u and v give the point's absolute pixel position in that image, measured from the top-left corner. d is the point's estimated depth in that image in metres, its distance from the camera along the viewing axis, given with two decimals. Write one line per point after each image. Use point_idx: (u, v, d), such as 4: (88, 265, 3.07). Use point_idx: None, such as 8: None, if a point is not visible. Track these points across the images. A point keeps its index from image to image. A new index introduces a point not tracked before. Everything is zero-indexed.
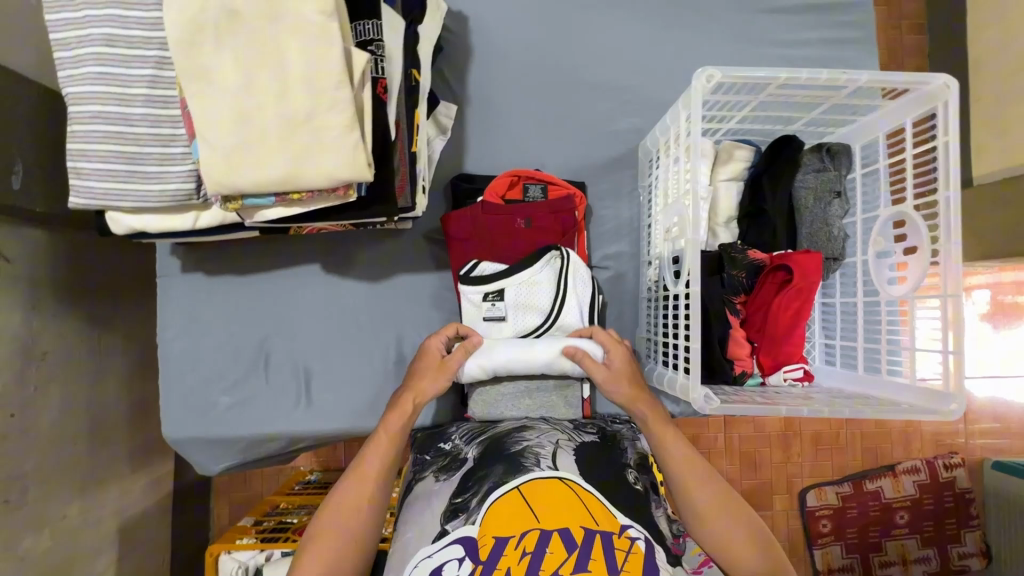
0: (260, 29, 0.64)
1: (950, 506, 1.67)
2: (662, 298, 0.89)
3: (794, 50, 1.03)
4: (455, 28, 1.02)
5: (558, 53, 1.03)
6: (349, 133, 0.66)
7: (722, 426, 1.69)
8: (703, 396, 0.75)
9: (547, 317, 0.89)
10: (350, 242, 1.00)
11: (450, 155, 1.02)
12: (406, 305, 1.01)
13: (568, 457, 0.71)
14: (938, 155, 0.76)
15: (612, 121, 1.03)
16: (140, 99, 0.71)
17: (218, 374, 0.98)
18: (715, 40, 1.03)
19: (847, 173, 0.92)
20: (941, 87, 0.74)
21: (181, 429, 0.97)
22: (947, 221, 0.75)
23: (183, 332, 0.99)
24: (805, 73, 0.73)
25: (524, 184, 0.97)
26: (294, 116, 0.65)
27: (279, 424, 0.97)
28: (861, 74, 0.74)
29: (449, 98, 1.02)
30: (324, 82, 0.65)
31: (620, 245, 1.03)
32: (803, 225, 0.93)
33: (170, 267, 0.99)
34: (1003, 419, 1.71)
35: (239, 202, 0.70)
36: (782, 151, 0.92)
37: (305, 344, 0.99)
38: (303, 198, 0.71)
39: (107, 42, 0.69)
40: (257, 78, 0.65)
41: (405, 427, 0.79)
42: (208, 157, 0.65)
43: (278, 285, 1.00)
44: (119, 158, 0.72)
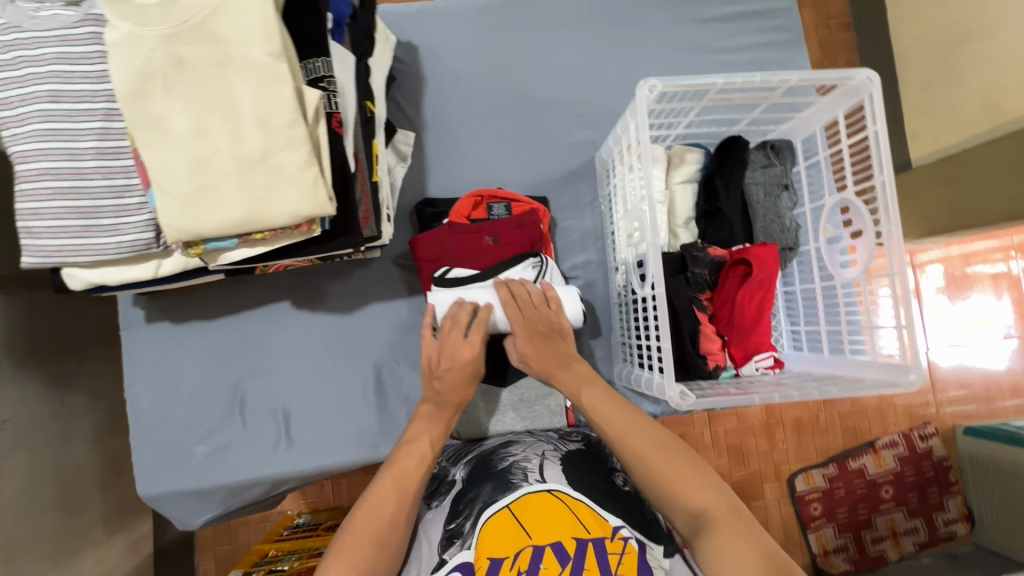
0: (209, 74, 0.65)
1: (930, 475, 1.74)
2: (631, 301, 0.92)
3: (731, 56, 1.09)
4: (406, 59, 1.04)
5: (508, 75, 1.06)
6: (307, 169, 0.67)
7: (707, 422, 1.72)
8: (679, 392, 0.76)
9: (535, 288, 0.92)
10: (319, 276, 1.00)
11: (413, 181, 1.03)
12: (382, 333, 1.00)
13: (555, 468, 0.72)
14: (870, 143, 0.81)
15: (567, 136, 1.06)
16: (91, 152, 0.70)
17: (192, 423, 0.96)
18: (657, 52, 1.08)
19: (792, 167, 0.97)
20: (864, 82, 0.80)
21: (157, 485, 0.93)
22: (885, 203, 0.80)
23: (152, 384, 0.96)
24: (740, 77, 0.78)
25: (487, 203, 0.98)
26: (250, 157, 0.66)
27: (259, 468, 0.95)
28: (791, 74, 0.78)
29: (407, 126, 1.04)
30: (278, 121, 0.65)
31: (587, 254, 1.05)
32: (758, 219, 0.96)
33: (134, 319, 0.97)
34: (969, 386, 1.79)
35: (201, 246, 0.70)
36: (730, 152, 0.96)
37: (281, 383, 0.98)
38: (266, 237, 0.70)
39: (52, 99, 0.69)
40: (211, 123, 0.65)
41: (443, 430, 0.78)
42: (166, 204, 0.65)
43: (248, 326, 0.98)
44: (72, 214, 0.70)
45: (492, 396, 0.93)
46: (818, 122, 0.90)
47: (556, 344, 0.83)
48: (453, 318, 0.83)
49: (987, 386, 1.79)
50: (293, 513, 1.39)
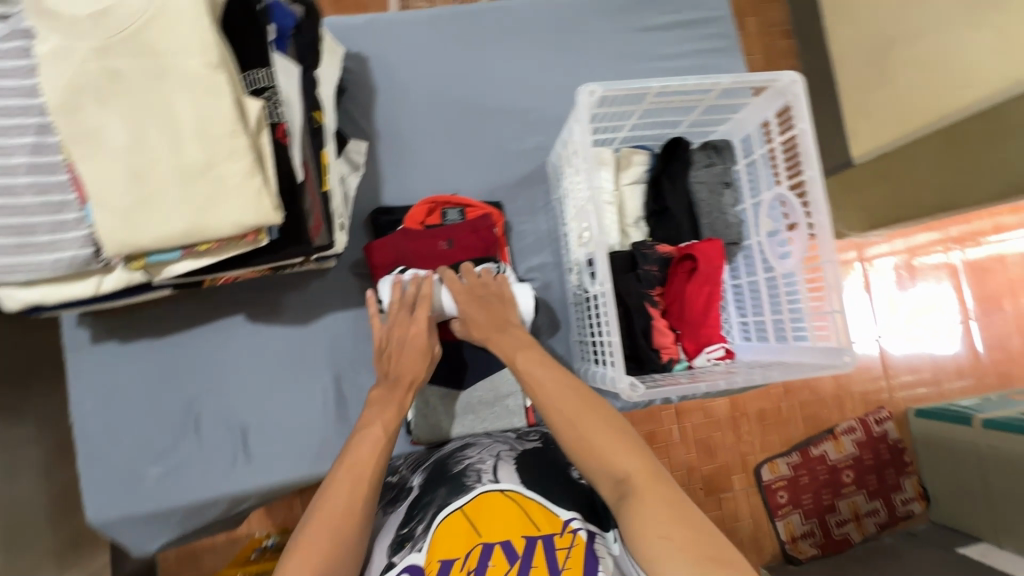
0: (145, 87, 0.64)
1: (887, 457, 1.82)
2: (585, 300, 0.94)
3: (673, 62, 1.14)
4: (356, 69, 1.05)
5: (458, 84, 1.08)
6: (250, 179, 0.66)
7: (675, 418, 1.76)
8: (629, 385, 0.78)
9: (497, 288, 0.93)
10: (274, 288, 0.99)
11: (367, 191, 1.04)
12: (340, 343, 1.00)
13: (509, 468, 0.72)
14: (799, 140, 0.86)
15: (518, 142, 1.09)
16: (24, 169, 0.68)
17: (144, 445, 0.93)
18: (602, 59, 1.12)
19: (732, 165, 1.02)
20: (790, 83, 0.85)
21: (108, 510, 0.90)
22: (815, 197, 0.85)
23: (100, 407, 0.93)
24: (674, 81, 0.81)
25: (441, 209, 1.00)
26: (191, 168, 0.65)
27: (217, 486, 0.93)
28: (722, 77, 0.83)
29: (359, 136, 1.04)
30: (218, 131, 0.65)
31: (543, 256, 1.07)
32: (703, 217, 1.00)
33: (79, 340, 0.94)
34: (917, 370, 1.88)
35: (143, 259, 0.69)
36: (674, 153, 1.00)
37: (237, 398, 0.96)
38: (210, 248, 0.70)
39: None
40: (148, 135, 0.64)
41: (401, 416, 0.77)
42: (104, 219, 0.64)
43: (201, 342, 0.96)
44: (5, 232, 0.68)
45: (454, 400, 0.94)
46: (753, 122, 0.95)
47: (496, 310, 0.84)
48: (400, 296, 0.84)
49: (934, 369, 1.89)
50: (261, 536, 1.36)
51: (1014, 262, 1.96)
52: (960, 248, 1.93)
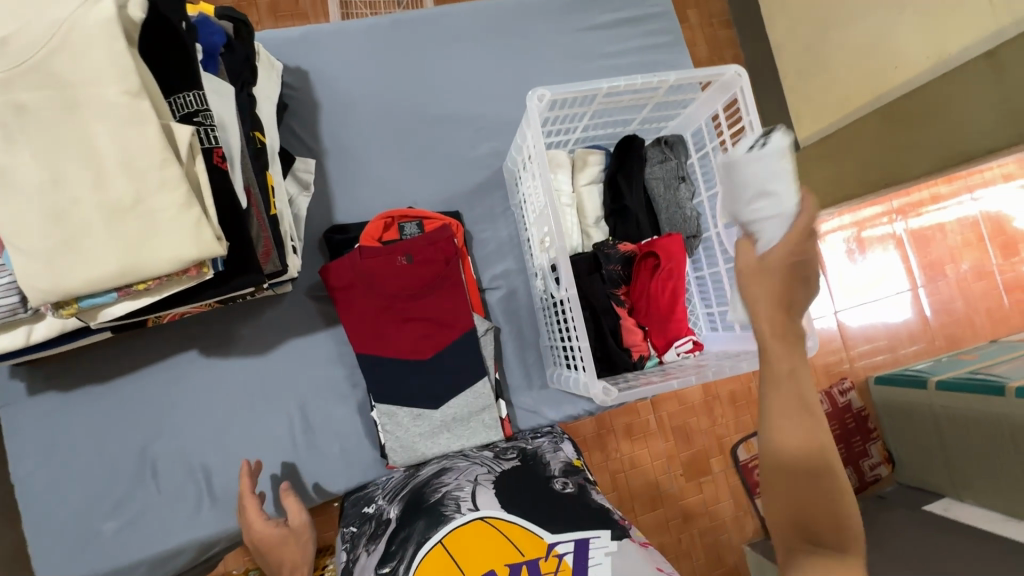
0: (61, 121, 0.59)
1: (853, 426, 1.90)
2: (552, 305, 0.93)
3: (621, 59, 1.14)
4: (297, 84, 1.01)
5: (405, 94, 1.05)
6: (187, 211, 0.62)
7: (651, 408, 1.78)
8: (602, 389, 0.78)
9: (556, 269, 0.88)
10: (227, 319, 0.94)
11: (319, 210, 1.00)
12: (303, 370, 0.96)
13: (488, 493, 0.71)
14: (747, 132, 0.88)
15: (471, 149, 1.07)
16: None
17: (96, 498, 0.87)
18: (550, 61, 1.11)
19: (686, 159, 1.03)
20: (734, 77, 0.86)
21: (62, 572, 0.84)
22: None
23: (42, 463, 0.86)
24: (622, 81, 0.81)
25: (398, 224, 0.97)
26: (121, 205, 0.61)
27: (182, 534, 0.87)
28: (669, 75, 0.83)
29: (306, 153, 1.00)
30: (148, 164, 0.61)
31: (506, 262, 1.06)
32: (661, 212, 1.01)
33: (14, 392, 0.87)
34: (873, 340, 1.96)
35: (74, 305, 0.64)
36: (629, 151, 1.00)
37: (196, 438, 0.91)
38: (150, 287, 0.65)
39: None
40: (69, 171, 0.60)
41: None
42: (24, 266, 0.59)
43: (150, 383, 0.91)
44: None
45: (424, 421, 0.90)
46: (702, 117, 0.96)
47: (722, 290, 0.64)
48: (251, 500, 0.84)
49: (888, 337, 1.97)
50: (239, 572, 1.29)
51: (953, 229, 2.06)
52: (903, 220, 2.02)
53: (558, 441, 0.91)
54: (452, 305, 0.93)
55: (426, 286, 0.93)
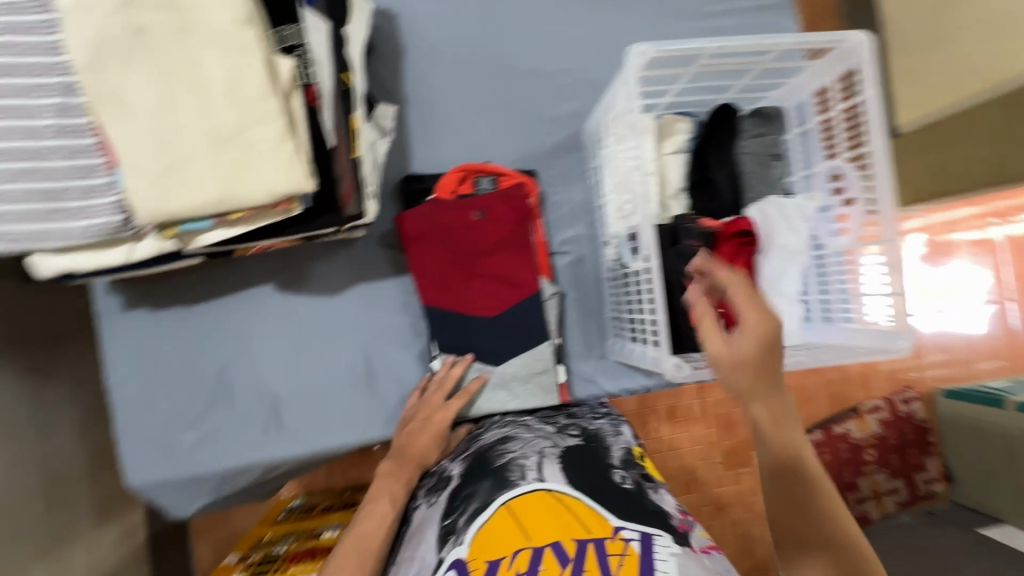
0: (174, 43, 0.61)
1: (911, 437, 1.79)
2: (624, 275, 0.91)
3: (722, 20, 1.06)
4: (385, 27, 1.00)
5: (491, 44, 1.02)
6: (284, 144, 0.63)
7: (697, 393, 1.74)
8: (674, 364, 0.76)
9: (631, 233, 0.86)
10: (302, 257, 0.97)
11: (395, 157, 1.00)
12: (369, 314, 0.98)
13: (554, 467, 0.72)
14: (863, 108, 0.80)
15: (553, 107, 1.03)
16: (50, 131, 0.66)
17: (177, 411, 0.94)
18: (645, 17, 1.04)
19: (782, 135, 0.96)
20: (857, 44, 0.78)
21: (146, 473, 0.92)
22: (878, 171, 0.79)
23: (133, 372, 0.94)
24: (732, 41, 0.76)
25: (474, 178, 0.96)
26: (223, 132, 0.62)
27: (250, 454, 0.93)
28: (784, 37, 0.76)
29: (388, 99, 1.00)
30: (252, 93, 0.62)
31: (577, 228, 1.03)
32: (749, 190, 0.94)
33: (111, 306, 0.93)
34: (947, 349, 1.83)
35: (175, 227, 0.67)
36: (722, 121, 0.93)
37: (268, 367, 0.96)
38: (243, 217, 0.68)
39: (4, 73, 0.65)
40: (177, 96, 0.61)
41: (406, 498, 0.78)
42: (134, 184, 0.62)
43: (229, 311, 0.95)
44: (36, 196, 0.67)
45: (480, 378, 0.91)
46: (809, 89, 0.89)
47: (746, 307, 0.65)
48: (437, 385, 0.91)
49: (966, 349, 1.84)
50: (287, 497, 1.53)
51: None
52: None
53: (618, 424, 0.90)
54: (522, 266, 0.92)
55: (497, 243, 0.91)
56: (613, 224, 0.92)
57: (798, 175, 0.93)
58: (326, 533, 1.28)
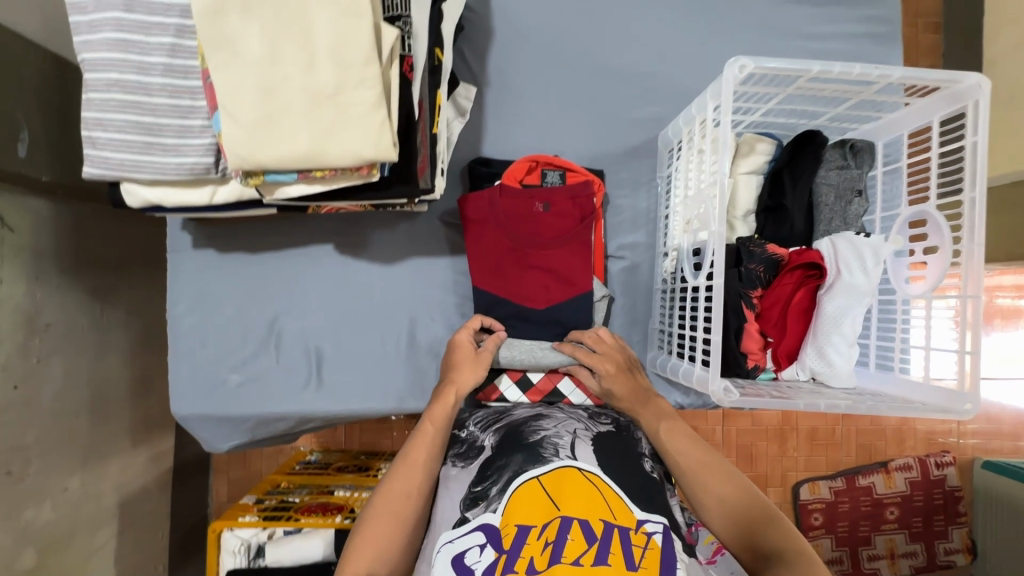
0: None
1: (939, 503, 1.69)
2: (679, 290, 0.89)
3: (819, 44, 1.02)
4: (477, 8, 1.00)
5: (578, 38, 1.01)
6: (376, 111, 0.65)
7: (720, 419, 1.71)
8: (722, 388, 0.75)
9: (695, 244, 0.84)
10: (364, 223, 0.99)
11: (468, 139, 1.01)
12: (420, 288, 1.00)
13: (586, 447, 0.75)
14: (965, 154, 0.75)
15: (631, 110, 1.02)
16: (159, 69, 0.70)
17: (227, 352, 0.98)
18: (740, 30, 1.01)
19: (869, 171, 0.92)
20: (974, 86, 0.73)
21: (190, 406, 0.97)
22: (970, 222, 0.74)
23: (192, 309, 0.98)
24: (837, 67, 0.73)
25: (542, 169, 0.96)
26: (320, 92, 0.64)
27: (288, 404, 0.97)
28: (894, 70, 0.73)
29: (469, 80, 1.00)
30: (352, 57, 0.63)
31: (636, 235, 1.02)
32: (821, 222, 0.92)
33: (181, 243, 0.97)
34: (995, 419, 1.73)
35: (260, 177, 0.69)
36: (805, 148, 0.90)
37: (317, 324, 0.99)
38: (326, 175, 0.69)
39: (127, 8, 0.68)
40: (285, 52, 0.63)
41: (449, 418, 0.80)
42: (230, 131, 0.64)
43: (289, 265, 0.99)
44: (136, 129, 0.71)
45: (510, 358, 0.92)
46: (908, 127, 0.84)
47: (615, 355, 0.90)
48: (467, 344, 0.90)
49: (1015, 423, 1.73)
50: (306, 450, 1.59)
51: None
52: None
53: None
54: (576, 265, 0.93)
55: (556, 236, 0.92)
56: (677, 236, 0.91)
57: (878, 214, 0.89)
58: (339, 491, 1.33)
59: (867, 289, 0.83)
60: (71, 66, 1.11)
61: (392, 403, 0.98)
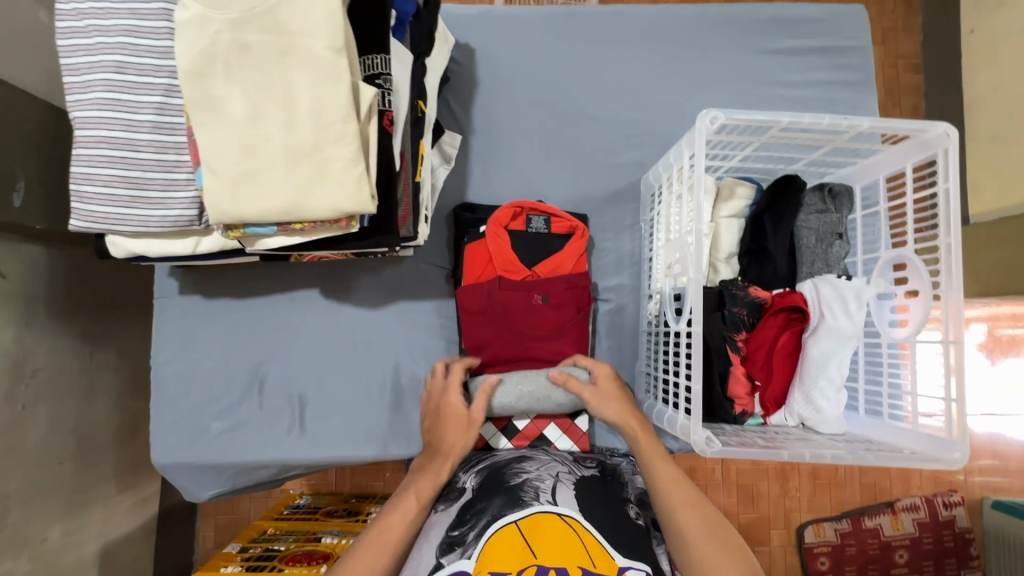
0: (271, 62, 0.65)
1: (950, 546, 1.62)
2: (663, 334, 0.89)
3: (796, 90, 1.05)
4: (462, 60, 1.04)
5: (561, 87, 1.04)
6: (354, 166, 0.66)
7: (719, 458, 1.67)
8: (704, 438, 0.73)
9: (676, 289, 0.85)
10: (350, 269, 1.00)
11: (454, 185, 1.03)
12: (407, 332, 1.00)
13: (567, 492, 0.74)
14: (938, 201, 0.76)
15: (614, 156, 1.04)
16: (147, 126, 0.72)
17: (211, 399, 0.97)
18: (718, 79, 1.05)
19: (848, 214, 0.93)
20: (941, 135, 0.75)
21: (172, 454, 0.95)
22: (948, 266, 0.75)
23: (177, 354, 0.98)
24: (806, 117, 0.75)
25: (527, 215, 0.97)
26: (299, 149, 0.66)
27: (270, 452, 0.95)
28: (862, 120, 0.75)
29: (455, 128, 1.03)
30: (331, 116, 0.65)
31: (621, 277, 1.03)
32: (803, 264, 0.92)
33: (169, 289, 0.98)
34: (1002, 456, 1.68)
35: (241, 230, 0.70)
36: (783, 193, 0.92)
37: (302, 369, 0.98)
38: (305, 227, 0.71)
39: (117, 70, 0.71)
40: (266, 111, 0.65)
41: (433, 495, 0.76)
42: (211, 187, 0.66)
43: (274, 310, 0.99)
44: (122, 183, 0.72)
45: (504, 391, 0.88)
46: (883, 172, 0.86)
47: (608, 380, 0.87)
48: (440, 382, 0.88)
49: None
50: (295, 493, 1.55)
51: None
52: None
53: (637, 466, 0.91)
54: (564, 319, 0.92)
55: (556, 330, 0.92)
56: (660, 279, 0.91)
57: (861, 258, 0.89)
58: (327, 538, 1.28)
59: (851, 332, 0.82)
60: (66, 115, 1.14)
61: (377, 449, 0.96)
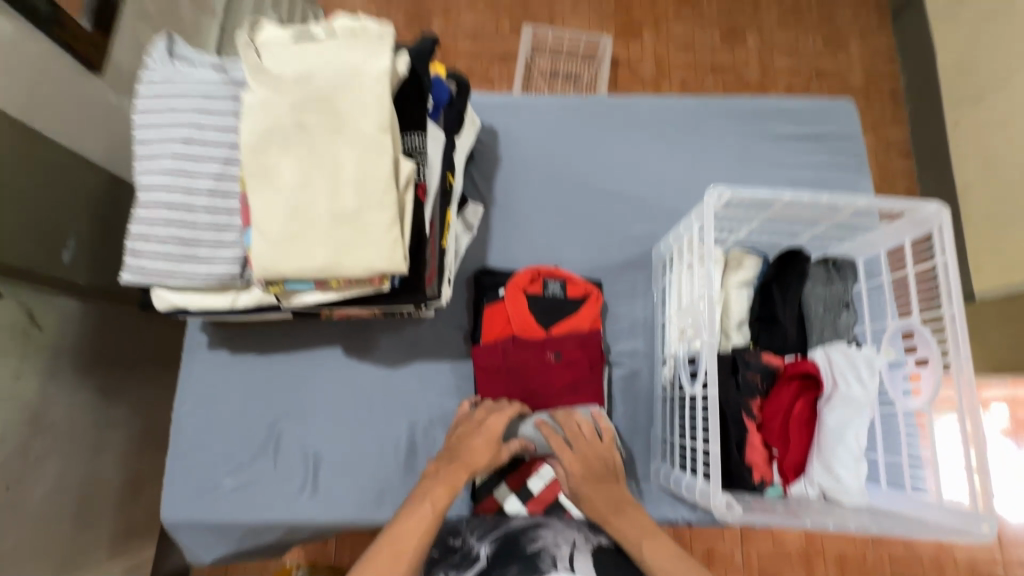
0: (322, 138, 0.73)
1: None
2: (678, 398, 0.90)
3: (795, 172, 1.13)
4: (487, 140, 1.14)
5: (577, 166, 1.13)
6: (389, 229, 0.72)
7: (738, 540, 1.59)
8: (725, 503, 0.73)
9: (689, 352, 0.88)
10: (372, 328, 1.03)
11: (474, 252, 1.09)
12: (423, 392, 1.02)
13: (585, 559, 0.74)
14: (938, 273, 0.80)
15: (626, 227, 1.11)
16: (204, 191, 0.80)
17: (225, 455, 0.97)
18: (722, 161, 1.13)
19: (853, 285, 0.97)
20: (935, 213, 0.81)
21: (180, 512, 0.94)
22: (954, 335, 0.77)
23: (198, 408, 0.99)
24: (804, 194, 0.82)
25: (544, 279, 1.01)
26: (340, 213, 0.72)
27: (279, 513, 0.94)
28: (858, 198, 0.81)
29: (478, 199, 1.11)
30: (372, 185, 0.72)
31: (635, 342, 1.05)
32: (814, 333, 0.95)
33: (198, 344, 1.02)
34: None
35: (280, 285, 0.75)
36: (788, 264, 0.97)
37: (318, 427, 0.99)
38: (340, 285, 0.75)
39: (186, 143, 0.80)
40: (314, 180, 0.73)
41: (448, 506, 0.78)
42: (259, 246, 0.72)
43: (297, 367, 1.01)
44: (175, 241, 0.79)
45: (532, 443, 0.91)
46: (883, 246, 0.91)
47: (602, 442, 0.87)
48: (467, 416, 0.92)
49: None
50: (293, 565, 1.49)
51: None
52: None
53: None
54: (581, 380, 0.95)
55: (569, 388, 0.95)
56: (674, 344, 0.94)
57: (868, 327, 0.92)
58: None
59: (865, 400, 0.84)
60: (125, 183, 1.27)
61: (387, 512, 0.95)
